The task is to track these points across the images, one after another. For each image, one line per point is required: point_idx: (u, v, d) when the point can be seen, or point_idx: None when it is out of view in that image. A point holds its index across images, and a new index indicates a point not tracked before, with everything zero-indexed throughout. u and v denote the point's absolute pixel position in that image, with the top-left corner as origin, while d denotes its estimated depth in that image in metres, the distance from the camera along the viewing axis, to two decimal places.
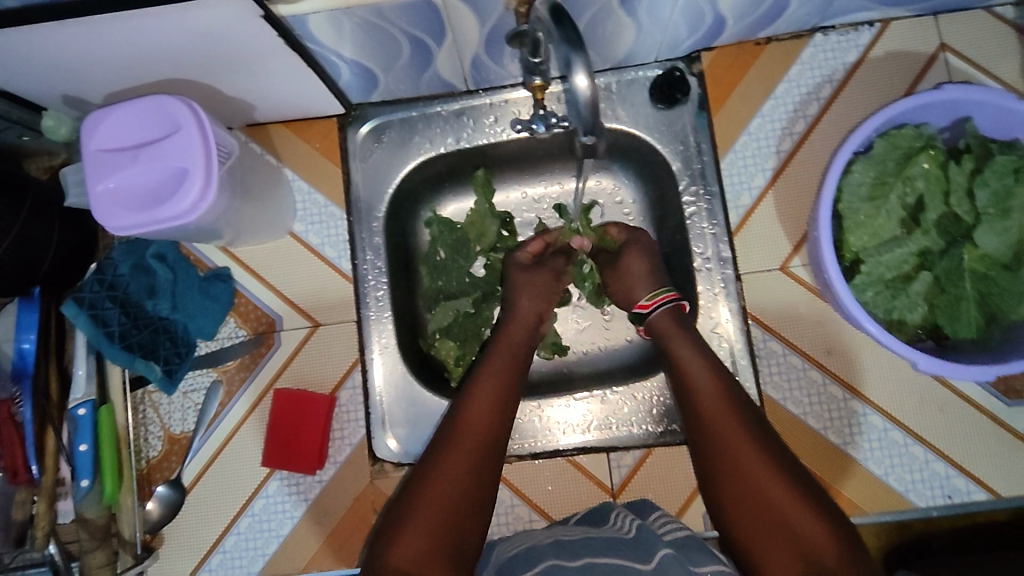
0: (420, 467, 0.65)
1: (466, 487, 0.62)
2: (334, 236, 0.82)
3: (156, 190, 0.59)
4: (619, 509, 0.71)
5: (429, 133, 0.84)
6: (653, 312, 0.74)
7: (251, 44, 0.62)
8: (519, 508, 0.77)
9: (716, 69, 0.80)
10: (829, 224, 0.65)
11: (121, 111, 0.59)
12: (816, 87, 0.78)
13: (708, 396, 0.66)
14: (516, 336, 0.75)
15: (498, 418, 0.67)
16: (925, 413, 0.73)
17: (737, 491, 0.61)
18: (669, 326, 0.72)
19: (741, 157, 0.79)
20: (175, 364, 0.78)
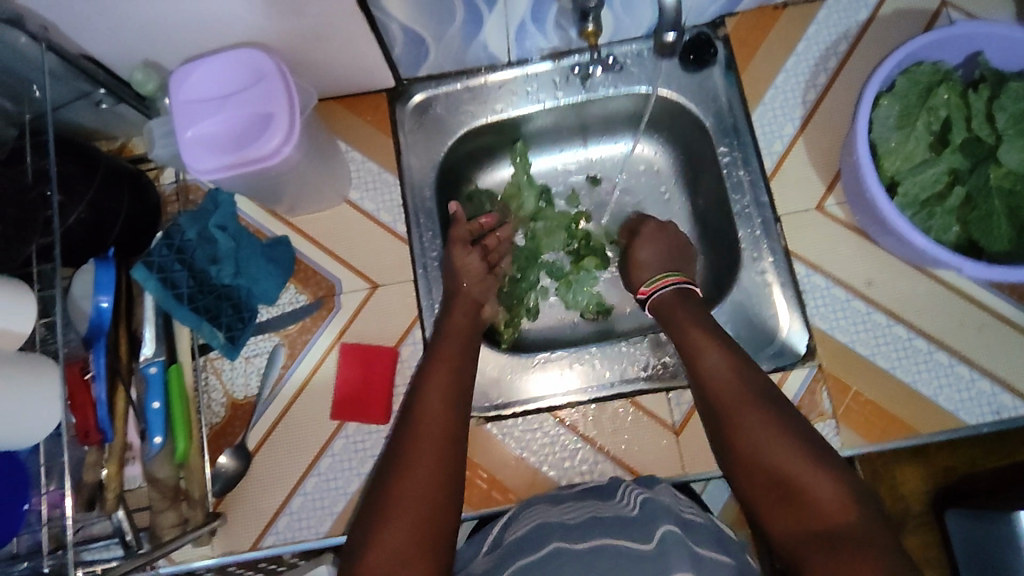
0: (388, 466, 0.63)
1: (435, 481, 0.60)
2: (388, 202, 0.85)
3: (238, 135, 0.63)
4: (626, 484, 0.71)
5: (474, 103, 0.89)
6: (658, 293, 0.79)
7: (323, 5, 0.66)
8: (583, 451, 0.78)
9: (739, 32, 0.87)
10: (866, 153, 0.70)
11: (214, 62, 0.64)
12: (833, 43, 0.85)
13: (712, 364, 0.68)
14: (459, 323, 0.76)
15: (450, 408, 0.66)
16: (966, 334, 0.77)
17: (743, 453, 0.62)
18: (676, 305, 0.76)
19: (770, 109, 0.85)
20: (238, 330, 0.80)
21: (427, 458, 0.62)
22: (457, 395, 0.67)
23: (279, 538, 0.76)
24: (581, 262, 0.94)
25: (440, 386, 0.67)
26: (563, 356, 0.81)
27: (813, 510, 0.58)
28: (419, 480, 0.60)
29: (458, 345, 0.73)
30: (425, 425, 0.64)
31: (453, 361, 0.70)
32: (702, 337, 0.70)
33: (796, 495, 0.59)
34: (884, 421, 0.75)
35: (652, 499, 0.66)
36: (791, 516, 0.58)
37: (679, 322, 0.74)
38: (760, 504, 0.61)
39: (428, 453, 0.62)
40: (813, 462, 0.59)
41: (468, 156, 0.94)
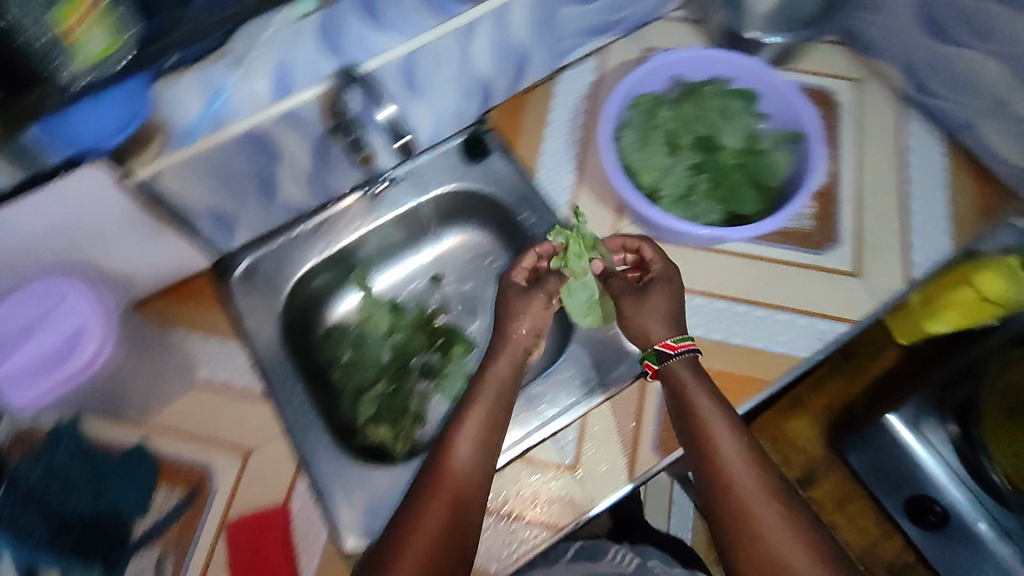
0: (401, 520, 0.69)
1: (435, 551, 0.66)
2: (238, 369, 0.87)
3: (52, 354, 0.70)
4: (617, 547, 1.00)
5: (298, 253, 0.95)
6: (679, 355, 0.78)
7: (112, 215, 0.72)
8: (501, 526, 0.77)
9: (503, 120, 1.02)
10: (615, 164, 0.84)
11: (17, 295, 0.71)
12: (577, 106, 1.02)
13: (725, 446, 0.71)
14: (501, 371, 0.80)
15: (476, 473, 0.72)
16: (770, 287, 0.88)
17: (744, 541, 0.67)
18: (686, 375, 0.77)
19: (548, 171, 0.99)
20: (114, 555, 0.75)
21: (441, 515, 0.68)
22: (485, 462, 0.73)
23: None
24: (450, 352, 1.00)
25: (464, 457, 0.72)
26: None
27: None
28: (430, 535, 0.67)
29: (489, 406, 0.77)
30: (446, 486, 0.70)
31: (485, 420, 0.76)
32: (720, 419, 0.73)
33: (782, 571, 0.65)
34: (744, 385, 0.82)
35: (641, 561, 0.97)
36: None
37: (686, 385, 0.76)
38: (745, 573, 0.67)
39: (446, 510, 0.69)
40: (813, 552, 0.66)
41: (310, 301, 0.99)
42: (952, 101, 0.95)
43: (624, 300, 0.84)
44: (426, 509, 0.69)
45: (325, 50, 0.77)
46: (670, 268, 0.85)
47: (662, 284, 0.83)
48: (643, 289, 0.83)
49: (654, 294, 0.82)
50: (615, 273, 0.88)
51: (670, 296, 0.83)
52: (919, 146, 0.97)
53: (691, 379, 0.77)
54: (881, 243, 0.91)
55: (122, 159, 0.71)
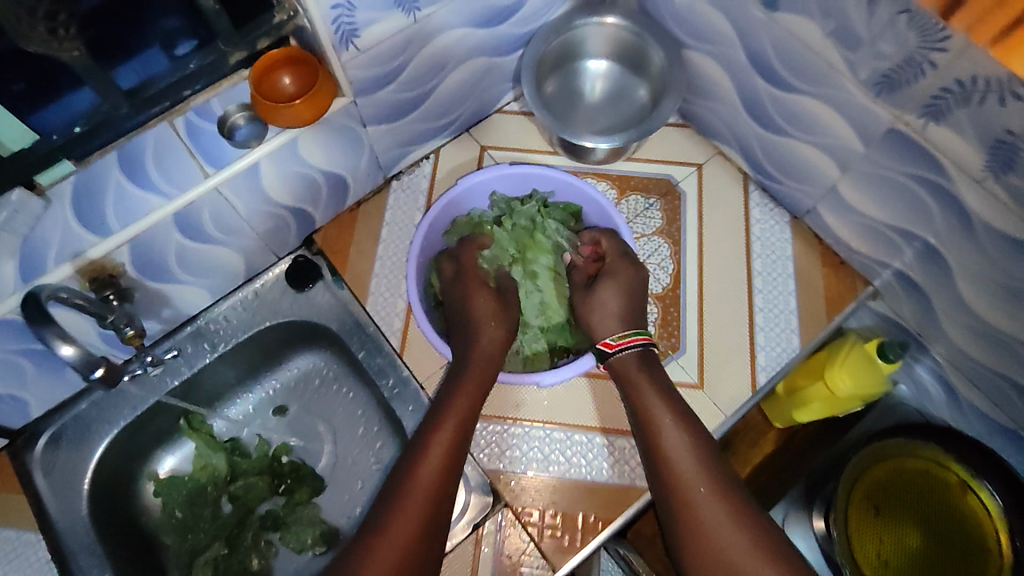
0: (390, 488, 0.70)
1: (423, 516, 0.67)
2: (36, 562, 0.81)
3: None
4: None
5: (107, 415, 0.88)
6: (620, 353, 0.79)
7: None
8: None
9: (329, 241, 0.95)
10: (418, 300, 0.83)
11: None
12: (410, 216, 0.96)
13: (671, 439, 0.72)
14: (489, 337, 0.80)
15: (447, 473, 0.70)
16: (607, 411, 0.85)
17: (689, 532, 0.66)
18: (636, 374, 0.77)
19: (379, 296, 0.92)
20: None
21: (413, 520, 0.67)
22: (454, 465, 0.71)
23: None
24: (294, 498, 0.93)
25: (453, 420, 0.74)
26: None
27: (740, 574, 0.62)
28: (416, 503, 0.68)
29: (465, 407, 0.75)
30: (417, 489, 0.69)
31: (460, 421, 0.74)
32: (666, 410, 0.74)
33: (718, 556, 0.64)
34: (578, 526, 0.80)
35: None
36: None
37: (639, 384, 0.76)
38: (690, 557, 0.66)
39: (418, 515, 0.67)
40: (756, 539, 0.64)
41: (133, 457, 0.92)
42: (789, 186, 0.90)
43: (578, 295, 0.85)
44: (415, 475, 0.70)
45: (82, 224, 0.70)
46: (623, 263, 0.84)
47: (611, 280, 0.83)
48: (598, 284, 0.83)
49: (603, 292, 0.82)
50: (575, 267, 0.87)
51: (621, 291, 0.82)
52: (763, 234, 0.92)
53: (641, 377, 0.77)
54: (728, 348, 0.86)
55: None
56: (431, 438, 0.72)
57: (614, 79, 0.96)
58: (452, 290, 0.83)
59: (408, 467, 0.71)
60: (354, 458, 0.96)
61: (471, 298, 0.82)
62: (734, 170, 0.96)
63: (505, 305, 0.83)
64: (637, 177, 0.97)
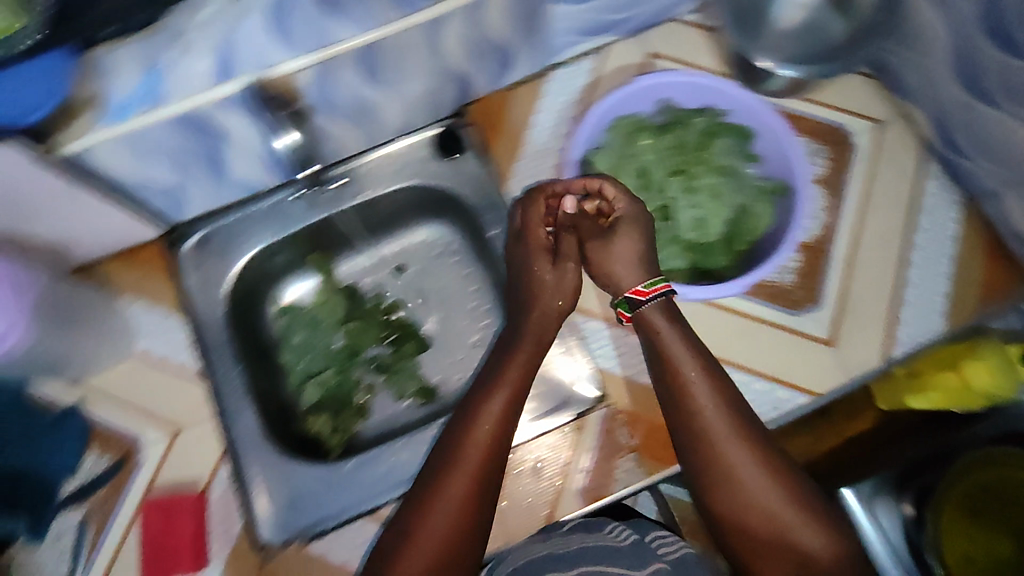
0: (441, 452, 0.70)
1: (476, 486, 0.67)
2: (180, 345, 0.87)
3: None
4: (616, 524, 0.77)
5: (252, 232, 0.92)
6: (650, 302, 0.74)
7: (37, 192, 0.71)
8: None
9: (486, 111, 0.96)
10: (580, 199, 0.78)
11: None
12: (563, 111, 0.95)
13: (706, 401, 0.69)
14: (547, 297, 0.77)
15: (498, 437, 0.70)
16: (730, 342, 0.83)
17: (728, 490, 0.67)
18: (659, 322, 0.73)
19: (523, 179, 0.94)
20: (41, 510, 0.79)
21: (464, 484, 0.67)
22: (504, 432, 0.71)
23: None
24: (401, 349, 0.99)
25: (506, 385, 0.73)
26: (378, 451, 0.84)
27: (787, 545, 0.65)
28: (469, 471, 0.68)
29: (518, 375, 0.74)
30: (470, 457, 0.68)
31: (516, 387, 0.72)
32: (698, 372, 0.71)
33: (766, 525, 0.66)
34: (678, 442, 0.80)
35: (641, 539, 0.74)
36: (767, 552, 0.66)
37: (666, 332, 0.73)
38: (733, 524, 0.67)
39: (472, 479, 0.67)
40: (793, 495, 0.66)
41: (265, 277, 0.97)
42: (978, 163, 0.84)
43: (591, 245, 0.77)
44: (467, 442, 0.69)
45: (275, 36, 0.71)
46: (636, 205, 0.77)
47: (624, 227, 0.77)
48: (609, 233, 0.77)
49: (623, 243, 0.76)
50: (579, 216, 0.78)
51: (640, 236, 0.76)
52: (932, 210, 0.87)
53: (667, 330, 0.73)
54: (865, 313, 0.83)
55: (42, 137, 0.67)
56: (482, 405, 0.71)
57: (815, 12, 0.89)
58: (518, 250, 0.81)
59: (460, 431, 0.70)
60: (466, 328, 1.00)
61: (532, 261, 0.79)
62: (912, 135, 0.91)
63: (564, 274, 0.78)
64: (807, 120, 0.92)
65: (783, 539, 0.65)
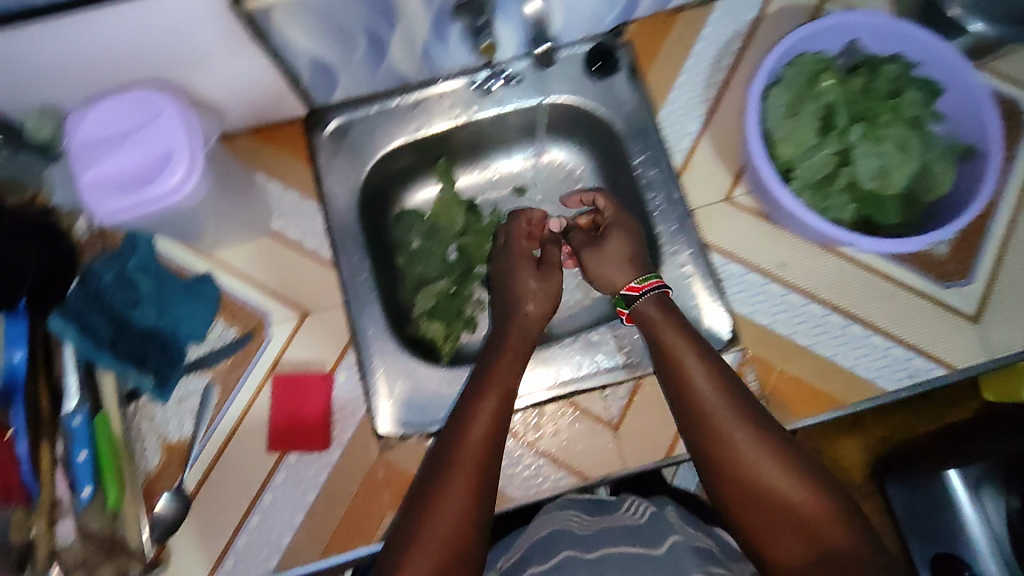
0: (439, 453, 0.68)
1: (475, 488, 0.64)
2: (312, 229, 0.86)
3: (154, 168, 0.62)
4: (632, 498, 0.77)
5: (392, 124, 0.90)
6: (643, 297, 0.77)
7: (208, 45, 0.68)
8: (548, 468, 0.78)
9: (642, 36, 0.91)
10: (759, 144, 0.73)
11: (108, 104, 0.63)
12: (726, 43, 0.89)
13: (703, 386, 0.70)
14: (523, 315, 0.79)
15: (495, 431, 0.68)
16: (874, 303, 0.81)
17: (747, 490, 0.65)
18: (654, 312, 0.76)
19: (675, 109, 0.88)
20: (168, 372, 0.79)
21: (464, 486, 0.64)
22: (499, 430, 0.69)
23: None
24: None
25: (498, 384, 0.72)
26: None
27: (801, 528, 0.63)
28: (467, 472, 0.65)
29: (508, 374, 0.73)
30: (467, 456, 0.66)
31: (506, 386, 0.71)
32: (693, 361, 0.71)
33: (778, 507, 0.64)
34: (811, 397, 0.79)
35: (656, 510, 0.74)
36: (782, 537, 0.63)
37: (660, 320, 0.75)
38: (745, 512, 0.65)
39: (472, 480, 0.65)
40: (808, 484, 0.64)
41: (392, 177, 0.95)
42: None
43: (585, 251, 0.84)
44: (462, 441, 0.67)
45: None
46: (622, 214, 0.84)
47: (613, 230, 0.83)
48: (599, 241, 0.83)
49: (611, 246, 0.82)
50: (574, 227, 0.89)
51: (627, 237, 0.82)
52: None
53: (661, 318, 0.75)
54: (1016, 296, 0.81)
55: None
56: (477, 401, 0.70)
57: None
58: (504, 260, 0.86)
59: (454, 432, 0.68)
60: None
61: (518, 270, 0.84)
62: None
63: (550, 278, 0.83)
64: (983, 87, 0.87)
65: (812, 533, 0.62)
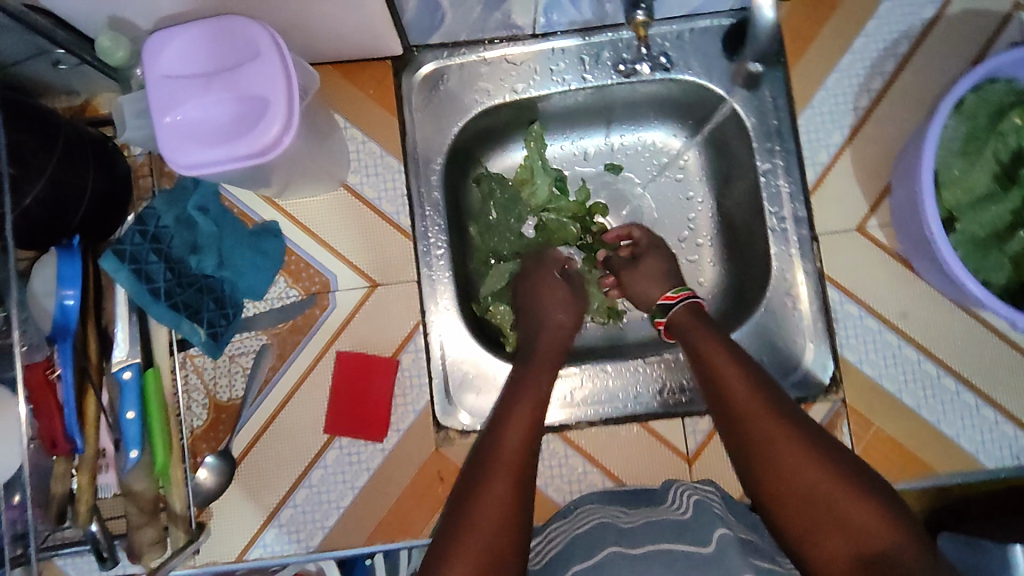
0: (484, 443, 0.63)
1: (517, 468, 0.59)
2: (391, 190, 0.77)
3: (244, 117, 0.52)
4: (678, 486, 0.69)
5: (491, 80, 0.78)
6: (677, 305, 0.72)
7: None
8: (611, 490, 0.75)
9: (795, 19, 0.77)
10: (929, 185, 0.64)
11: (193, 32, 0.53)
12: (893, 43, 0.77)
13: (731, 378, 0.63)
14: (557, 317, 0.74)
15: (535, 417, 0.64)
16: (997, 373, 0.74)
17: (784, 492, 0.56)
18: (683, 317, 0.71)
19: (818, 114, 0.77)
20: (221, 327, 0.72)
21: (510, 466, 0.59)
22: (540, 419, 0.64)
23: (265, 551, 0.72)
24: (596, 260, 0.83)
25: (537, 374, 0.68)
26: (579, 372, 0.77)
27: (846, 528, 0.53)
28: (515, 454, 0.60)
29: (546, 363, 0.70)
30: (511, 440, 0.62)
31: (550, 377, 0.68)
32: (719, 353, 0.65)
33: (820, 505, 0.54)
34: (905, 461, 0.74)
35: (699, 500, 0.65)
36: (825, 538, 0.53)
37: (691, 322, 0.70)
38: (784, 512, 0.56)
39: (516, 462, 0.60)
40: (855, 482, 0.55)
41: (477, 136, 0.83)
42: None
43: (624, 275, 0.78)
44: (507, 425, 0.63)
45: None
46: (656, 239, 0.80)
47: (652, 251, 0.78)
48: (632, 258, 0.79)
49: (647, 262, 0.77)
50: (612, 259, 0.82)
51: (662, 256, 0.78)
52: None
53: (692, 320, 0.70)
54: None
55: None
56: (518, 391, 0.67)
57: None
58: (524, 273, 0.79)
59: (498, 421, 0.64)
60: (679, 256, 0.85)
61: (542, 278, 0.77)
62: None
63: (579, 295, 0.77)
64: None
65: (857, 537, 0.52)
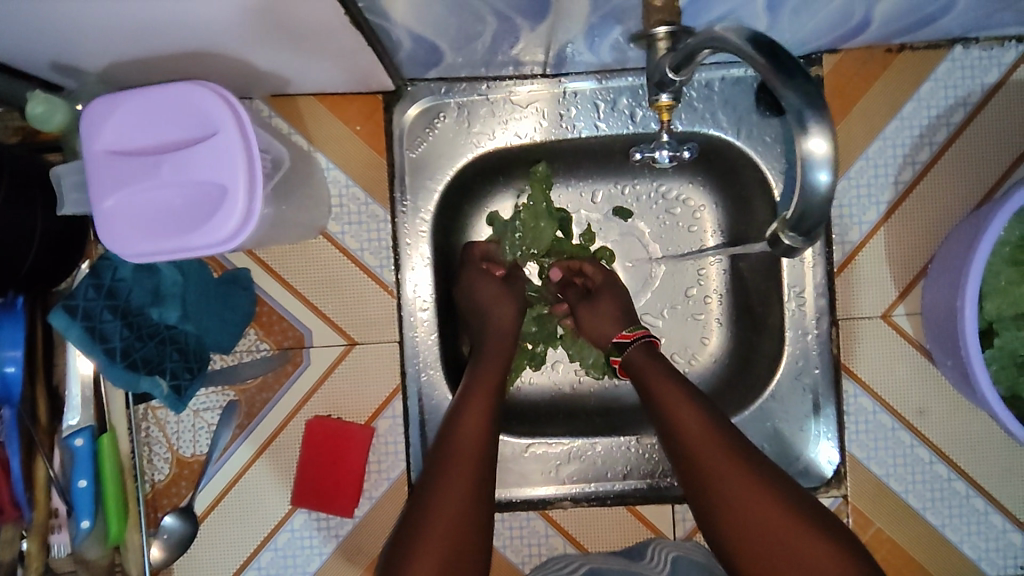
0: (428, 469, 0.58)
1: (462, 506, 0.54)
2: (375, 241, 0.70)
3: (198, 205, 0.45)
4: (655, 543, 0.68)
5: (493, 122, 0.70)
6: (635, 344, 0.65)
7: (290, 27, 0.47)
8: None
9: (840, 75, 0.69)
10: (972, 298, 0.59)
11: (139, 99, 0.45)
12: (947, 110, 0.68)
13: (690, 424, 0.57)
14: (503, 325, 0.66)
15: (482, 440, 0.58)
16: (1012, 480, 0.70)
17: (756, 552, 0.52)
18: (640, 355, 0.64)
19: (854, 185, 0.70)
20: (185, 381, 0.65)
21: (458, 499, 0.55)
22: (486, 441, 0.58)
23: None
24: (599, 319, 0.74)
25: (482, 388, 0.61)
26: (566, 447, 0.73)
27: None
28: (459, 488, 0.55)
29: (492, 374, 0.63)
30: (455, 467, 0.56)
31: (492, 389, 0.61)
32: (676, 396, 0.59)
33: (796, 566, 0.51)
34: (902, 562, 0.71)
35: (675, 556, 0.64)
36: None
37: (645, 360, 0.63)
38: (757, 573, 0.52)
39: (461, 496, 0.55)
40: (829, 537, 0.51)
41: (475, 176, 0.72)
42: None
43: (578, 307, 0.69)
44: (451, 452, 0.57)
45: None
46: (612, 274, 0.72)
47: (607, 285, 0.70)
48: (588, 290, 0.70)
49: (604, 300, 0.69)
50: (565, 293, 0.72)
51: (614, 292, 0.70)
52: None
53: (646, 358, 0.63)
54: None
55: None
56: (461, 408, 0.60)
57: None
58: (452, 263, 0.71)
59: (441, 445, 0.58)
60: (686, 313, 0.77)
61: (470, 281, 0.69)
62: None
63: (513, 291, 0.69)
64: None
65: None
